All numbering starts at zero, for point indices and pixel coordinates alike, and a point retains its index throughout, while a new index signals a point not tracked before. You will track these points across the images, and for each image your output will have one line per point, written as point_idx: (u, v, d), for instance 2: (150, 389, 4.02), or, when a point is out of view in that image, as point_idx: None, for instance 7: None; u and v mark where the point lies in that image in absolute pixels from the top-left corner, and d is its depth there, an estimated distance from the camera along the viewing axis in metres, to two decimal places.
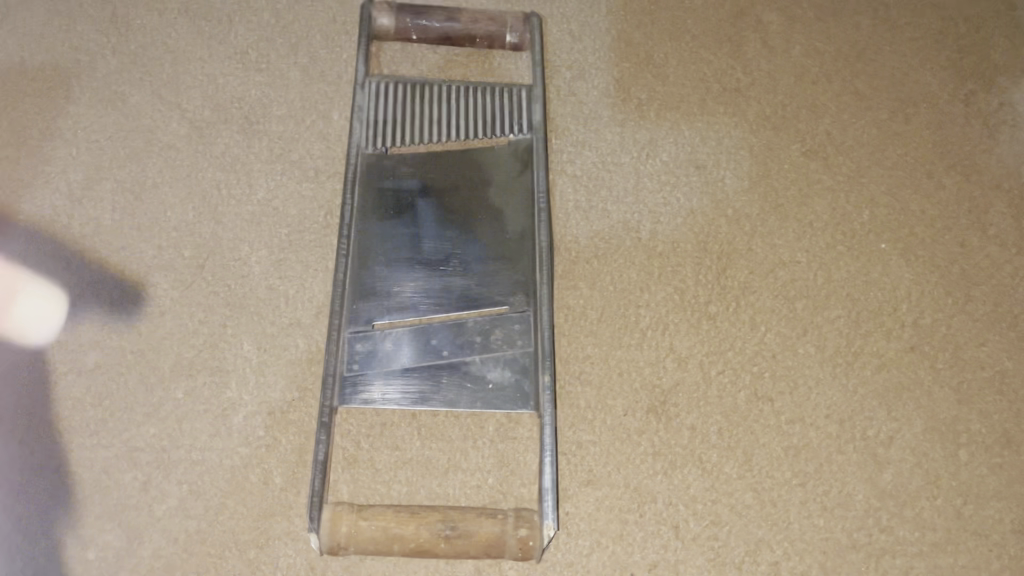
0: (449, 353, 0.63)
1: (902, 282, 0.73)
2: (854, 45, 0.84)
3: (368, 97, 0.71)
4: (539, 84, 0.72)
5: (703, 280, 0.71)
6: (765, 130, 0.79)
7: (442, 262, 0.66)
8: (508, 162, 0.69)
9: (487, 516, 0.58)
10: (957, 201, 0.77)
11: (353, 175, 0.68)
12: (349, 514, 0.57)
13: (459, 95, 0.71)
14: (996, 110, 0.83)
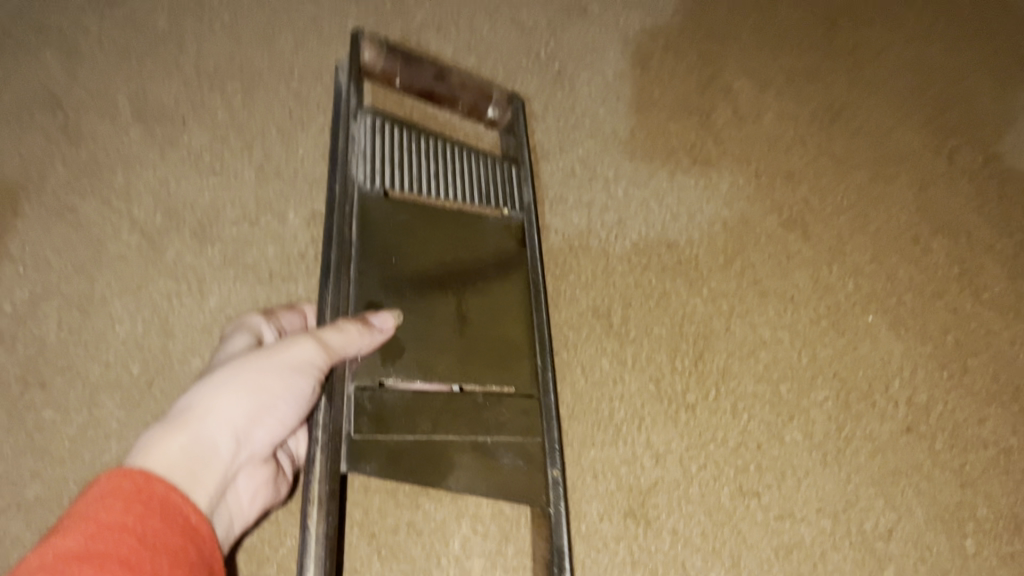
0: (462, 430, 0.54)
1: (892, 356, 0.69)
2: (829, 107, 0.82)
3: (362, 130, 0.61)
4: (524, 164, 0.70)
5: (679, 367, 0.67)
6: (739, 202, 0.75)
7: (443, 323, 0.58)
8: (503, 234, 0.65)
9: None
10: (948, 265, 0.73)
11: (352, 211, 0.57)
12: None
13: (457, 154, 0.65)
14: (982, 168, 0.79)
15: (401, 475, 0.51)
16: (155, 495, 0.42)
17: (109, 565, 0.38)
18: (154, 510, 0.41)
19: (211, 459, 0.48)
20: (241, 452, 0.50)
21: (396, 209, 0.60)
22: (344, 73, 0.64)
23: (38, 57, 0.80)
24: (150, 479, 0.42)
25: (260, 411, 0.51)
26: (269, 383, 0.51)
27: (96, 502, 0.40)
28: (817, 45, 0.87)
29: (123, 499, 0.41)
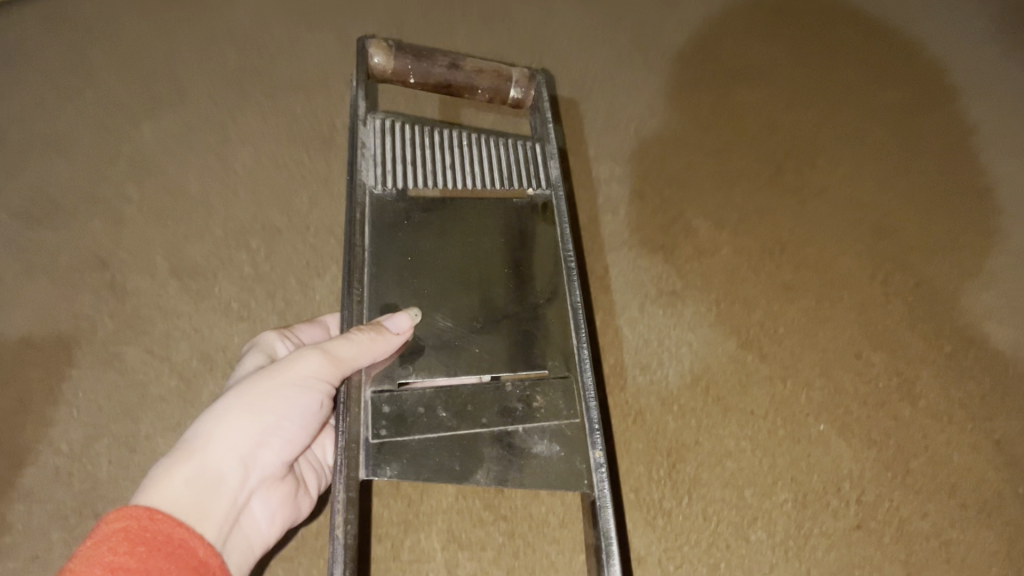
0: (489, 422, 0.57)
1: (843, 460, 0.78)
2: (778, 240, 0.94)
3: (372, 134, 0.70)
4: (551, 141, 0.74)
5: (656, 477, 0.76)
6: (702, 327, 0.86)
7: (467, 317, 0.62)
8: (528, 216, 0.69)
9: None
10: (887, 376, 0.84)
11: (362, 218, 0.65)
12: None
13: (470, 145, 0.71)
14: (914, 292, 0.91)
15: (425, 477, 0.55)
16: (162, 531, 0.50)
17: None
18: (155, 547, 0.49)
19: (220, 481, 0.57)
20: (250, 474, 0.59)
21: (408, 209, 0.66)
22: (354, 79, 0.73)
23: (88, 226, 0.95)
24: (154, 516, 0.50)
25: (262, 432, 0.60)
26: (268, 407, 0.59)
27: (106, 546, 0.47)
28: (769, 172, 1.01)
29: (130, 540, 0.48)
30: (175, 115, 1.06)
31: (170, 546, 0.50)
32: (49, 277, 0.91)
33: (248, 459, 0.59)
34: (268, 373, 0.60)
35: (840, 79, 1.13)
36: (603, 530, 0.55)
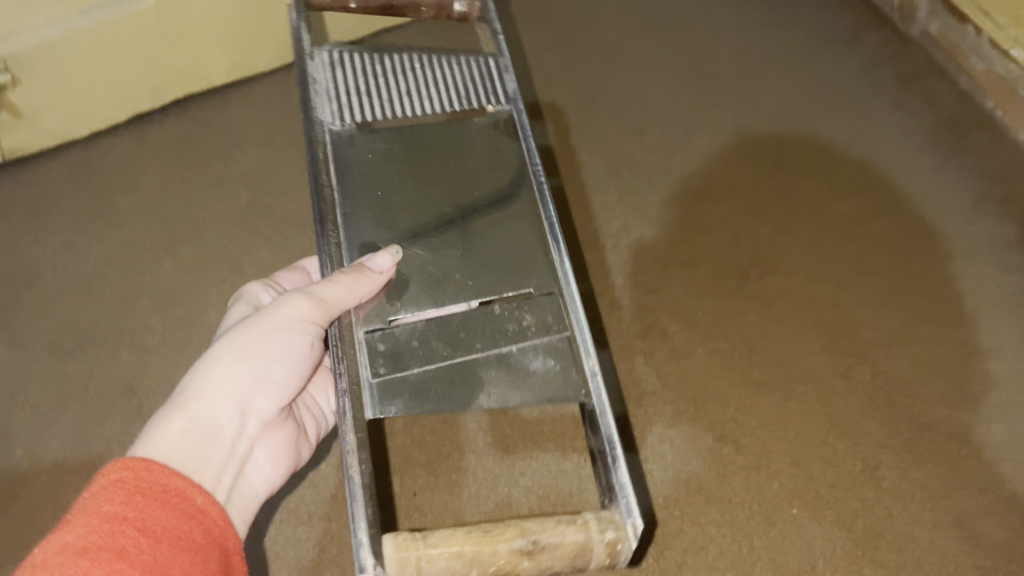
0: (481, 347, 0.67)
1: (815, 541, 0.90)
2: (746, 339, 1.05)
3: (322, 68, 0.79)
4: (500, 55, 0.85)
5: (647, 563, 0.89)
6: (682, 423, 0.98)
7: (446, 252, 0.72)
8: (489, 128, 0.80)
9: (570, 531, 0.59)
10: (851, 462, 0.95)
11: (328, 157, 0.75)
12: (416, 545, 0.57)
13: (419, 66, 0.81)
14: (826, 409, 0.99)
15: (431, 407, 0.65)
16: (156, 483, 0.60)
17: (122, 527, 0.56)
18: (149, 495, 0.59)
19: (218, 430, 0.71)
20: (245, 419, 0.73)
21: (370, 145, 0.76)
22: (293, 15, 0.83)
23: (116, 355, 1.07)
24: (149, 468, 0.61)
25: (250, 380, 0.73)
26: (251, 361, 0.73)
27: (109, 492, 0.58)
28: (709, 297, 1.09)
29: (131, 489, 0.58)
30: (192, 248, 1.17)
31: (164, 494, 0.60)
32: (84, 405, 1.03)
33: (242, 406, 0.73)
34: (251, 326, 0.74)
35: (776, 195, 1.22)
36: (607, 435, 0.64)
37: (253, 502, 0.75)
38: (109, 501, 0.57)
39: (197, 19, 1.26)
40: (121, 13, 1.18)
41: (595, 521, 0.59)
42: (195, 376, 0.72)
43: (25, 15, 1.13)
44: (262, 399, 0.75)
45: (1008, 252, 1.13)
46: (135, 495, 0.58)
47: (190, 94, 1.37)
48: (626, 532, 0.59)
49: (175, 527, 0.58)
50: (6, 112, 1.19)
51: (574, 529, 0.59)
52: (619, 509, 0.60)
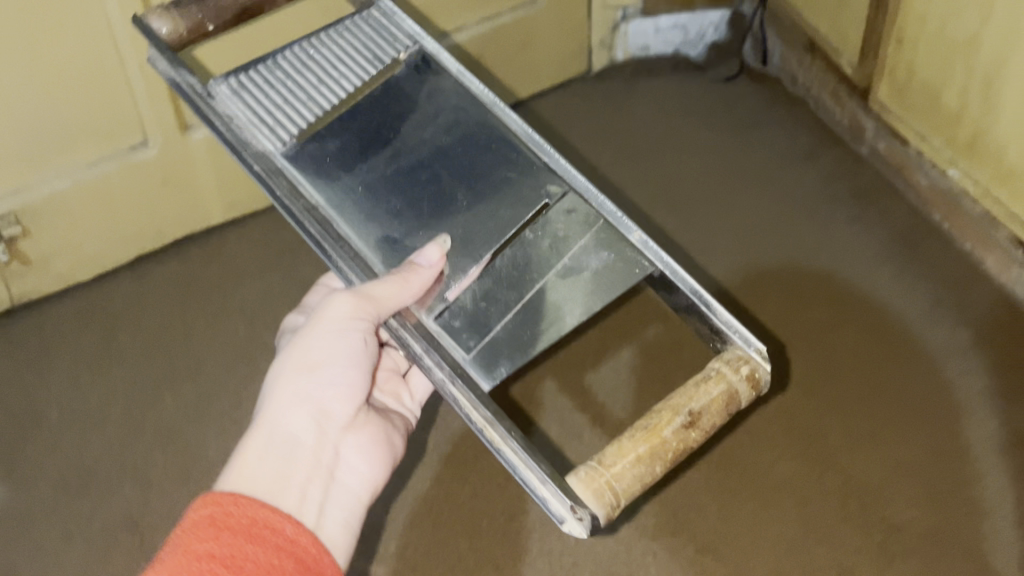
0: (548, 279, 0.73)
1: None
2: (723, 449, 1.10)
3: (227, 100, 0.80)
4: (377, 5, 0.88)
5: None
6: (664, 536, 1.04)
7: (456, 211, 0.77)
8: (412, 80, 0.84)
9: (713, 391, 0.64)
10: (827, 568, 1.01)
11: (283, 180, 0.77)
12: (601, 472, 0.60)
13: (314, 51, 0.84)
14: (805, 528, 1.04)
15: (530, 351, 0.70)
16: (244, 521, 0.64)
17: (212, 565, 0.60)
18: (236, 530, 0.63)
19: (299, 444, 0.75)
20: (325, 425, 0.77)
21: (323, 148, 0.79)
22: (163, 64, 0.83)
23: (120, 491, 1.11)
24: (235, 502, 0.65)
25: (316, 388, 0.77)
26: (310, 374, 0.77)
27: (200, 528, 0.62)
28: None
29: (219, 525, 0.63)
30: (192, 383, 1.23)
31: (253, 531, 0.64)
32: (87, 543, 1.07)
33: (320, 413, 0.77)
34: (304, 338, 0.77)
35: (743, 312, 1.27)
36: (684, 283, 0.71)
37: (361, 501, 0.78)
38: (200, 535, 0.61)
39: (194, 167, 1.37)
40: (123, 164, 1.31)
41: (726, 375, 0.65)
42: (265, 400, 0.76)
43: (36, 171, 1.25)
44: (334, 404, 0.78)
45: (966, 353, 1.18)
46: (224, 531, 0.62)
47: (187, 235, 1.45)
48: (756, 361, 0.66)
49: (263, 563, 0.62)
50: (15, 262, 1.29)
51: (716, 387, 0.64)
52: (736, 348, 0.67)
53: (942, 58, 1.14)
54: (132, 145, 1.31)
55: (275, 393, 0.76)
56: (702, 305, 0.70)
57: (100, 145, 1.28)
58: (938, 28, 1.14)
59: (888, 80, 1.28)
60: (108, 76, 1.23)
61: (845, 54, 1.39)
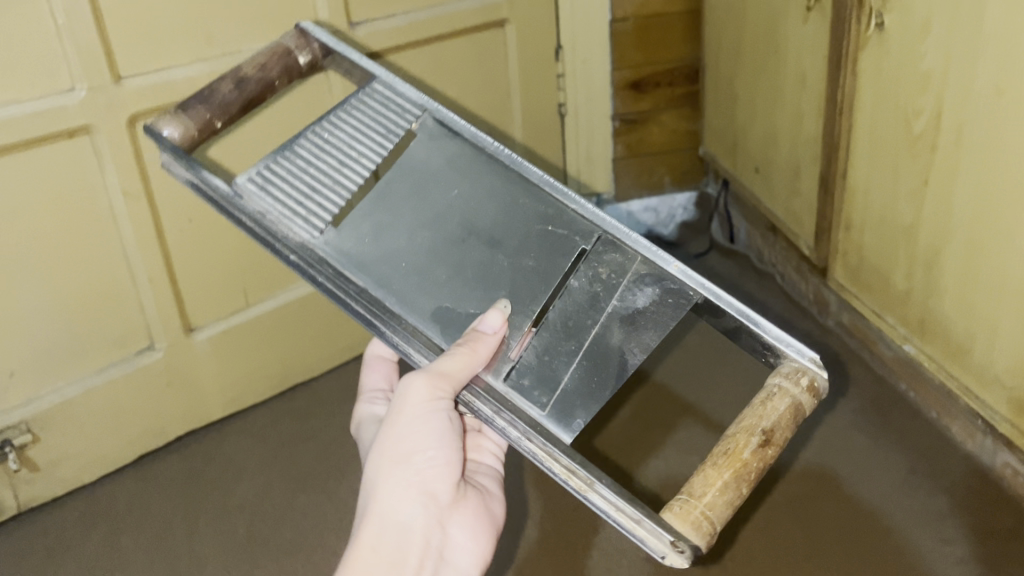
0: (606, 327, 0.79)
1: None
2: None
3: (255, 197, 0.83)
4: (377, 74, 0.94)
5: None
6: None
7: (499, 270, 0.82)
8: (426, 148, 0.90)
9: (778, 408, 0.72)
10: None
11: (328, 267, 0.81)
12: (694, 503, 0.66)
13: (330, 129, 0.88)
14: None
15: (600, 396, 0.76)
16: None
17: None
18: None
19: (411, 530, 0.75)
20: (432, 507, 0.77)
21: (358, 232, 0.84)
22: (179, 168, 0.85)
23: None
24: None
25: (417, 472, 0.76)
26: (407, 458, 0.76)
27: None
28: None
29: None
30: None
31: None
32: None
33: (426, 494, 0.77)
34: (392, 427, 0.76)
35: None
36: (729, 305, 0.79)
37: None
38: None
39: (197, 365, 1.46)
40: (132, 369, 1.39)
41: (787, 394, 0.73)
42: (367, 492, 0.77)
43: (50, 381, 1.32)
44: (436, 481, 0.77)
45: (946, 520, 1.20)
46: None
47: (189, 429, 1.51)
48: (812, 372, 0.76)
49: None
50: (25, 469, 1.33)
51: (781, 405, 0.72)
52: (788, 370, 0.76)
53: (885, 245, 1.25)
54: (139, 350, 1.40)
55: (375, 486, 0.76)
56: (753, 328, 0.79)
57: (110, 352, 1.37)
58: (878, 219, 1.25)
59: (842, 262, 1.39)
60: (117, 286, 1.34)
61: (802, 235, 1.51)
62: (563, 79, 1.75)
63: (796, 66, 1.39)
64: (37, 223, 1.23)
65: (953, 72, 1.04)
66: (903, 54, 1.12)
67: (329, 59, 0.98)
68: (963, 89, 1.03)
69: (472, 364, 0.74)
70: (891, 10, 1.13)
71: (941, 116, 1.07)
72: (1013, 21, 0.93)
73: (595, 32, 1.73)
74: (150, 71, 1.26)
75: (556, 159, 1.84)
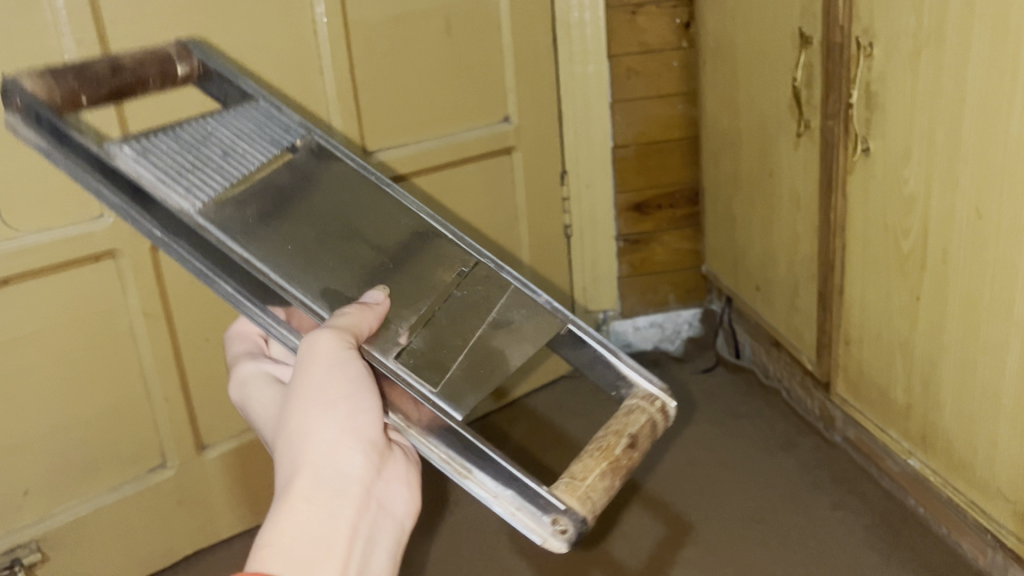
0: (497, 336, 0.77)
1: None
2: None
3: (219, 139, 0.81)
4: (136, 154, 0.72)
5: None
6: None
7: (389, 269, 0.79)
8: (321, 184, 0.84)
9: (602, 489, 0.67)
10: None
11: (325, 166, 0.87)
12: (572, 486, 0.66)
13: (228, 151, 0.79)
14: None
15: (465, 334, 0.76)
16: None
17: None
18: None
19: (355, 493, 0.64)
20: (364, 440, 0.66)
21: (242, 213, 0.75)
22: (27, 132, 0.72)
23: None
24: None
25: (349, 419, 0.66)
26: (317, 402, 0.66)
27: None
28: None
29: None
30: None
31: None
32: None
33: (364, 444, 0.66)
34: (305, 386, 0.66)
35: None
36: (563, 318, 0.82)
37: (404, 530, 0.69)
38: None
39: (207, 484, 1.47)
40: (143, 487, 1.40)
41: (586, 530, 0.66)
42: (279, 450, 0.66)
43: (63, 499, 1.34)
44: (395, 490, 0.68)
45: None
46: None
47: (198, 549, 1.49)
48: (660, 398, 0.78)
49: None
50: None
51: (599, 477, 0.67)
52: (564, 523, 0.64)
53: (883, 360, 1.28)
54: (152, 467, 1.42)
55: (294, 444, 0.65)
56: (532, 485, 0.65)
57: (121, 470, 1.38)
58: (875, 333, 1.29)
59: (844, 376, 1.41)
60: (134, 402, 1.37)
61: (805, 350, 1.53)
62: (569, 202, 1.84)
63: (789, 189, 1.46)
64: (60, 341, 1.27)
65: (935, 194, 1.09)
66: (887, 178, 1.18)
67: (153, 207, 0.71)
68: (946, 210, 1.08)
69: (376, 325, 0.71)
70: (874, 136, 1.19)
71: (927, 236, 1.12)
72: (987, 149, 0.99)
73: (597, 157, 1.81)
74: None
75: (562, 277, 1.90)
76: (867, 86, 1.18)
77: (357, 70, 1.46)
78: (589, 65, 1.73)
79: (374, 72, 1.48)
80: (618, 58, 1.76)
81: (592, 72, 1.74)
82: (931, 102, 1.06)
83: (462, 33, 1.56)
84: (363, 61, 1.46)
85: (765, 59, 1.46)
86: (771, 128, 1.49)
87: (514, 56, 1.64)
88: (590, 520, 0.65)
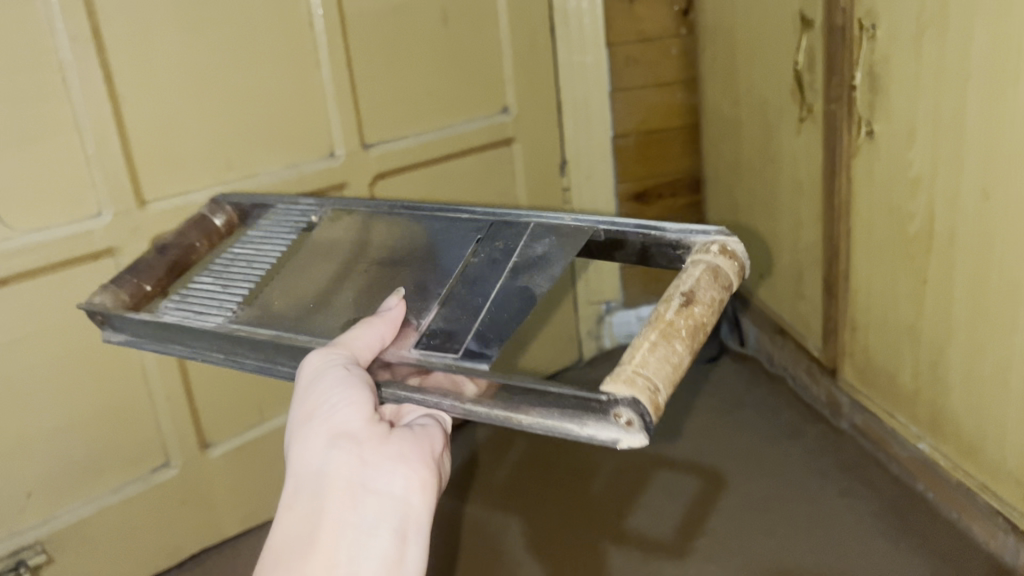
0: (521, 277, 0.76)
1: None
2: None
3: (244, 252, 0.92)
4: (174, 301, 0.85)
5: None
6: None
7: (410, 273, 0.82)
8: (337, 235, 0.92)
9: (659, 361, 0.60)
10: None
11: (341, 220, 0.94)
12: (625, 370, 0.60)
13: (250, 257, 0.90)
14: None
15: (482, 291, 0.76)
16: None
17: None
18: None
19: (337, 488, 0.67)
20: (345, 437, 0.68)
21: (268, 295, 0.83)
22: (108, 333, 0.86)
23: None
24: None
25: (327, 421, 0.69)
26: (303, 416, 0.70)
27: None
28: None
29: None
30: None
31: None
32: None
33: (345, 441, 0.68)
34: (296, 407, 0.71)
35: None
36: (583, 230, 0.80)
37: (411, 510, 0.67)
38: None
39: (212, 483, 1.47)
40: (147, 487, 1.39)
41: (660, 404, 0.58)
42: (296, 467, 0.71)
43: (67, 500, 1.33)
44: (392, 478, 0.68)
45: None
46: None
47: (204, 546, 1.49)
48: (722, 239, 0.73)
49: None
50: None
51: (654, 357, 0.60)
52: (624, 410, 0.57)
53: (890, 345, 1.27)
54: (156, 467, 1.41)
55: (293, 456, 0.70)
56: (574, 395, 0.59)
57: (124, 471, 1.38)
58: (881, 318, 1.28)
59: (851, 362, 1.40)
60: (136, 402, 1.36)
61: (810, 337, 1.53)
62: (569, 193, 1.82)
63: (792, 175, 1.45)
64: (60, 342, 1.26)
65: (941, 175, 1.08)
66: (892, 162, 1.17)
67: (185, 325, 0.80)
68: (952, 191, 1.06)
69: (387, 335, 0.73)
70: (878, 119, 1.18)
71: (933, 220, 1.11)
72: (993, 130, 0.97)
73: (598, 148, 1.80)
74: (175, 195, 1.32)
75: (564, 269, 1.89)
76: (871, 69, 1.17)
77: (354, 63, 1.44)
78: (588, 55, 1.72)
79: (372, 65, 1.47)
80: (617, 48, 1.75)
81: (591, 62, 1.73)
82: (936, 83, 1.05)
83: (459, 25, 1.55)
84: (361, 55, 1.45)
85: (766, 45, 1.44)
86: (772, 114, 1.48)
87: (512, 46, 1.63)
88: (652, 399, 0.58)
